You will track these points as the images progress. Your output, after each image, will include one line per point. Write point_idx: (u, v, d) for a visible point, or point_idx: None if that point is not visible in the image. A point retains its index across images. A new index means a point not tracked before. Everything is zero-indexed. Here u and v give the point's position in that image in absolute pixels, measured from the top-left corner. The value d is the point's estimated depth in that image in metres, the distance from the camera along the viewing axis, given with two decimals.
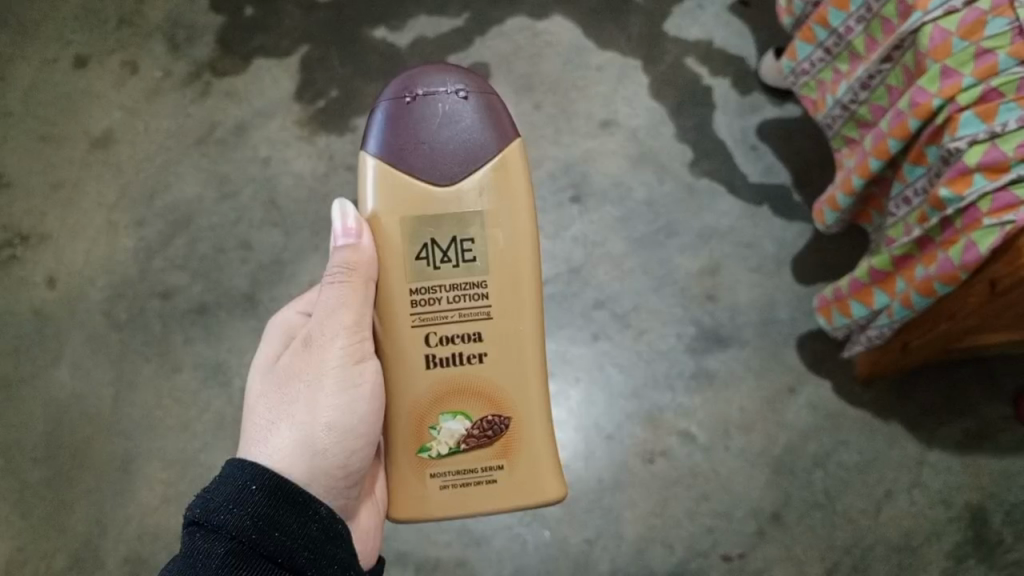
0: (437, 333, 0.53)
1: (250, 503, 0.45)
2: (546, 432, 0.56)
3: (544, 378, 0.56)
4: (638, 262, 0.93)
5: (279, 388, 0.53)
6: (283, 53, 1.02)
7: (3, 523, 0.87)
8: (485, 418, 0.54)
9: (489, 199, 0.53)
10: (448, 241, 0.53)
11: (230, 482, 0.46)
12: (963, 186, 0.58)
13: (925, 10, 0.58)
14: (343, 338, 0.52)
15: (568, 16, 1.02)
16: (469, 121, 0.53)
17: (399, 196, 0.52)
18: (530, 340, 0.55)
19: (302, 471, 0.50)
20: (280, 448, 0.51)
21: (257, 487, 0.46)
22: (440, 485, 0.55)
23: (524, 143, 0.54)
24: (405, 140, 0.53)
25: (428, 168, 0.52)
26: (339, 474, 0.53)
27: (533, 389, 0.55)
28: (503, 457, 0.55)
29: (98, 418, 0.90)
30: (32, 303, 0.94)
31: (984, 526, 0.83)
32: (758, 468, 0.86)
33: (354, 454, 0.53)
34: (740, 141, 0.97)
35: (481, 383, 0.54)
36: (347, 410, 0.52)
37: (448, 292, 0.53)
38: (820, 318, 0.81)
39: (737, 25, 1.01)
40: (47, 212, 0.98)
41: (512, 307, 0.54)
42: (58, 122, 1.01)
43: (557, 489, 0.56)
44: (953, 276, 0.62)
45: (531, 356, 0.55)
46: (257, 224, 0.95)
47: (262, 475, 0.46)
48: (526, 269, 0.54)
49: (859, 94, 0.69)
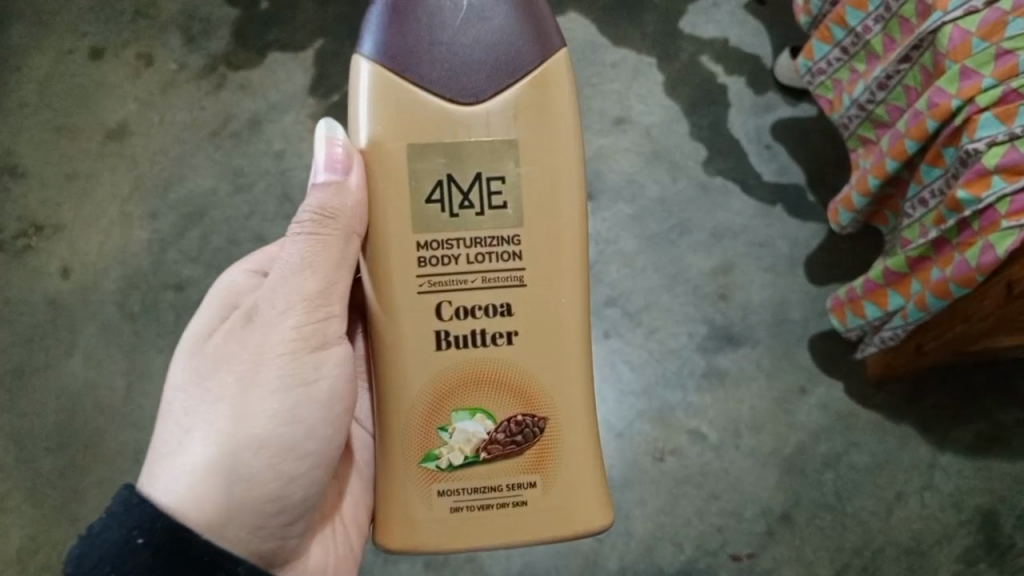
0: (450, 302, 0.51)
1: (132, 564, 0.45)
2: (588, 445, 0.54)
3: (582, 369, 0.54)
4: (650, 261, 0.93)
5: (202, 391, 0.51)
6: (299, 47, 1.02)
7: (15, 512, 0.87)
8: (513, 419, 0.52)
9: (521, 125, 0.50)
10: (471, 181, 0.50)
11: (119, 525, 0.46)
12: (981, 187, 0.58)
13: (945, 10, 0.58)
14: (298, 318, 0.51)
15: (583, 12, 1.02)
16: (498, 22, 0.49)
17: (410, 121, 0.50)
18: (569, 328, 0.53)
19: (218, 506, 0.50)
20: (191, 472, 0.49)
21: (143, 542, 0.46)
22: (450, 504, 0.52)
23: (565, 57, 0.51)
24: (416, 41, 0.49)
25: (442, 76, 0.49)
26: (272, 501, 0.51)
27: (568, 385, 0.53)
28: (536, 470, 0.53)
29: (110, 408, 0.90)
30: (46, 293, 0.95)
31: (996, 530, 0.83)
32: (769, 467, 0.86)
33: (292, 483, 0.52)
34: (754, 139, 0.97)
35: (507, 372, 0.52)
36: (286, 423, 0.51)
37: (467, 250, 0.51)
38: (833, 318, 0.81)
39: (752, 23, 1.01)
40: (62, 203, 0.98)
41: (546, 277, 0.52)
42: (73, 113, 1.01)
43: (596, 512, 0.54)
44: (970, 277, 0.62)
45: (573, 341, 0.53)
46: (271, 218, 0.96)
47: (151, 528, 0.46)
48: (562, 237, 0.52)
49: (877, 93, 0.68)
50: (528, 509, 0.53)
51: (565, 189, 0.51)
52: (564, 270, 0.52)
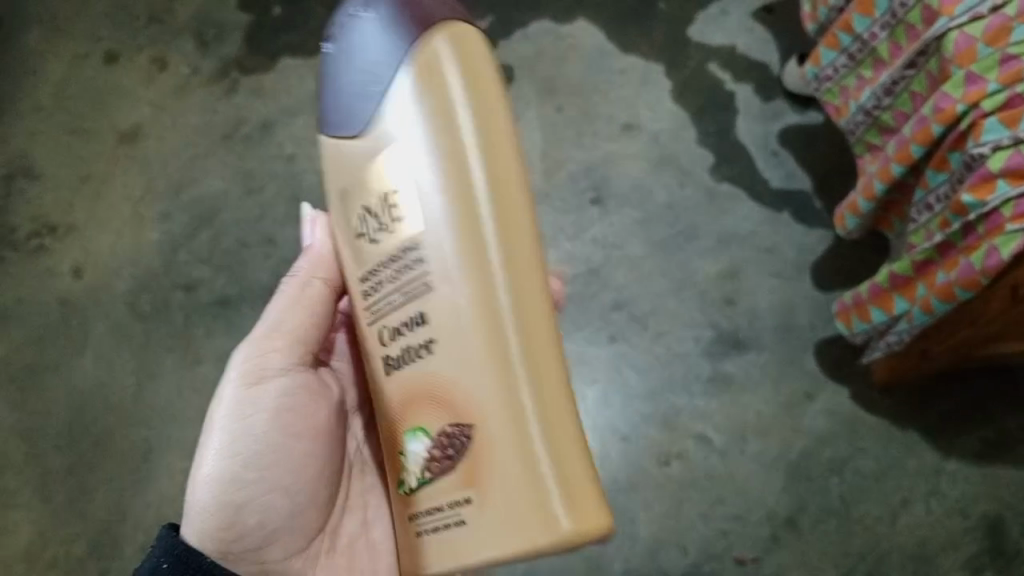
0: (386, 326, 0.45)
1: None
2: (549, 449, 0.41)
3: (511, 364, 0.42)
4: (657, 265, 0.93)
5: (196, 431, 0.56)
6: (311, 52, 1.03)
7: (24, 508, 0.88)
8: (445, 433, 0.43)
9: (410, 130, 0.43)
10: (377, 205, 0.45)
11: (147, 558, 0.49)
12: (985, 191, 0.58)
13: (951, 16, 0.58)
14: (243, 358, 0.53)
15: (592, 21, 1.03)
16: (367, 50, 0.44)
17: (332, 168, 0.47)
18: (482, 321, 0.42)
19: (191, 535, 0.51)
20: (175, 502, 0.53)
21: (167, 565, 0.49)
22: (418, 529, 0.45)
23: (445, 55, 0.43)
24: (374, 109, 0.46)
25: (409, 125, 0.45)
26: (229, 527, 0.51)
27: (495, 386, 0.42)
28: (472, 484, 0.42)
29: (120, 406, 0.91)
30: (59, 292, 0.96)
31: (1002, 537, 0.82)
32: (774, 472, 0.86)
33: (246, 510, 0.52)
34: (762, 146, 0.97)
35: (429, 386, 0.44)
36: (230, 452, 0.52)
37: (390, 266, 0.45)
38: (838, 322, 0.81)
39: (760, 31, 1.02)
40: (75, 204, 0.99)
41: (448, 272, 0.43)
42: (87, 116, 1.03)
43: (557, 522, 0.40)
44: (975, 280, 0.62)
45: (515, 339, 0.42)
46: (281, 221, 0.96)
47: (175, 554, 0.49)
48: (460, 221, 0.42)
49: (883, 99, 0.69)
50: (478, 531, 0.42)
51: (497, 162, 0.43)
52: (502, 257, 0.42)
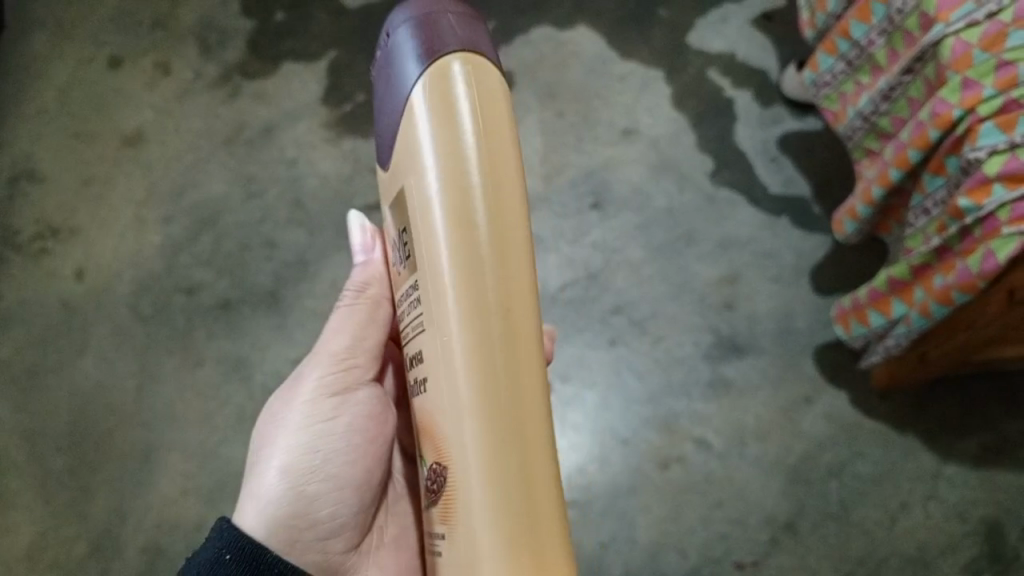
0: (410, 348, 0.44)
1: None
2: (508, 511, 0.36)
3: (479, 412, 0.37)
4: (657, 270, 0.94)
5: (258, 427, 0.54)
6: (313, 57, 1.04)
7: (24, 509, 0.88)
8: (435, 467, 0.41)
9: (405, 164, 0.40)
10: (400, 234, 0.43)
11: (208, 549, 0.47)
12: (982, 195, 0.59)
13: (948, 22, 0.59)
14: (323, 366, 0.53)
15: (592, 28, 1.04)
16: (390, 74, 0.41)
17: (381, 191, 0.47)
18: (453, 362, 0.37)
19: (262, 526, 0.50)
20: (242, 498, 0.51)
21: (231, 557, 0.47)
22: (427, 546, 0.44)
23: (436, 79, 0.38)
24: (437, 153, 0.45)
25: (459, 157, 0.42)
26: (301, 521, 0.51)
27: (464, 433, 0.37)
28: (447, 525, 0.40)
29: (121, 408, 0.91)
30: (61, 295, 0.96)
31: (1000, 541, 0.83)
32: (773, 476, 0.86)
33: (320, 505, 0.52)
34: (761, 152, 0.98)
35: (427, 416, 0.41)
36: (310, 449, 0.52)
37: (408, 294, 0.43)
38: (838, 326, 0.81)
39: (759, 38, 1.02)
40: (78, 207, 1.00)
41: (430, 308, 0.39)
42: (91, 120, 1.04)
43: None
44: (972, 284, 0.62)
45: (488, 391, 0.37)
46: (282, 224, 0.97)
47: (239, 545, 0.47)
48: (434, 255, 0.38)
49: (881, 105, 0.70)
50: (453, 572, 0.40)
51: (501, 220, 0.37)
52: (497, 326, 0.37)
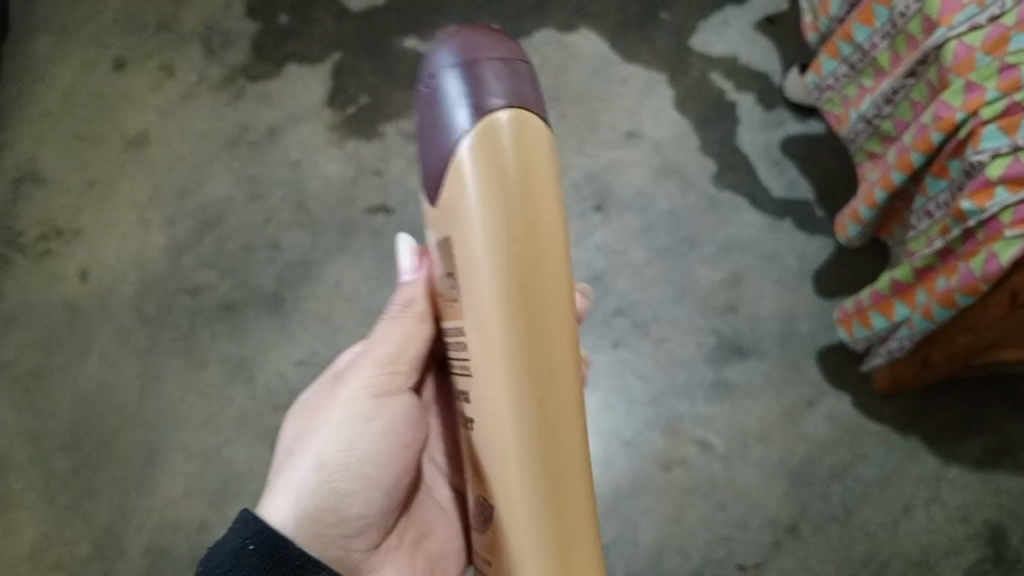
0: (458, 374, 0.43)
1: (250, 567, 0.44)
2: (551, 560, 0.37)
3: (526, 464, 0.37)
4: (660, 272, 0.94)
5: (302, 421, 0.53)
6: (316, 60, 1.04)
7: (28, 509, 0.88)
8: (480, 496, 0.41)
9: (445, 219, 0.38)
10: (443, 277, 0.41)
11: (232, 537, 0.45)
12: (985, 198, 0.59)
13: (950, 25, 0.59)
14: (370, 370, 0.51)
15: (595, 31, 1.04)
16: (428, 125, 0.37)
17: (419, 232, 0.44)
18: (501, 413, 0.37)
19: (292, 522, 0.49)
20: (273, 488, 0.50)
21: (254, 547, 0.45)
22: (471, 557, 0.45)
23: (483, 146, 0.35)
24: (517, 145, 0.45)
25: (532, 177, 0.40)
26: (329, 519, 0.50)
27: (511, 479, 0.37)
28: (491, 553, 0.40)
29: (125, 409, 0.91)
30: (65, 296, 0.96)
31: (1002, 544, 0.83)
32: (776, 478, 0.86)
33: (349, 501, 0.50)
34: (763, 155, 0.98)
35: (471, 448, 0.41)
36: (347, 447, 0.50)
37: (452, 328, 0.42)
38: (840, 329, 0.81)
39: (761, 42, 1.03)
40: (82, 209, 1.00)
41: (474, 356, 0.38)
42: (95, 122, 1.04)
43: None
44: (975, 287, 0.62)
45: (535, 443, 0.36)
46: (286, 226, 0.97)
47: (262, 535, 0.46)
48: (479, 308, 0.37)
49: (884, 108, 0.70)
50: None
51: (543, 285, 0.36)
52: (539, 394, 0.36)
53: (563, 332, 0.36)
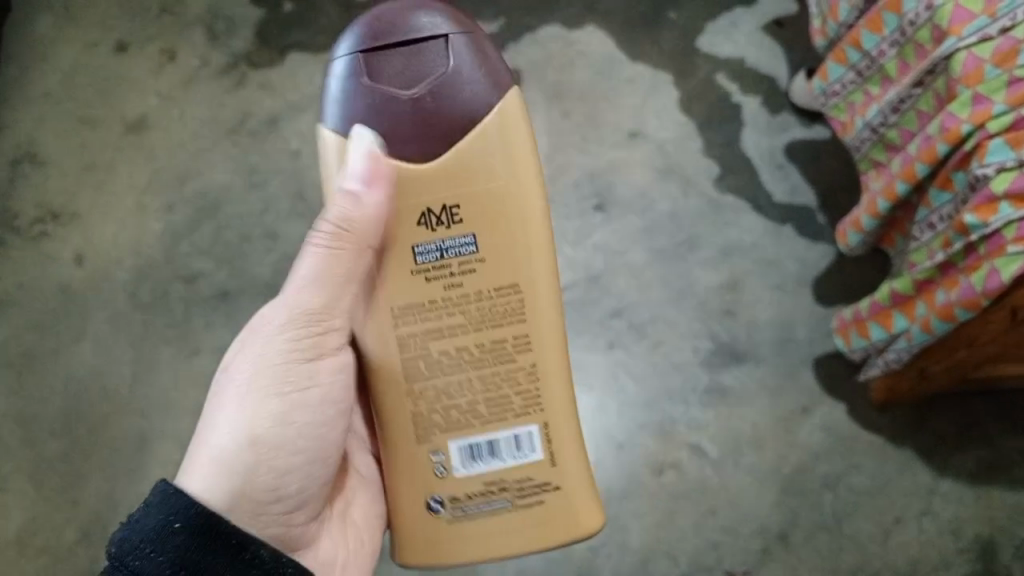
0: None
1: (173, 545, 0.45)
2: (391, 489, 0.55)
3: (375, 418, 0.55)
4: (657, 274, 0.93)
5: (220, 389, 0.53)
6: (319, 49, 1.04)
7: (17, 493, 0.88)
8: None
9: None
10: None
11: (158, 511, 0.46)
12: (988, 212, 0.58)
13: (960, 36, 0.58)
14: (295, 330, 0.52)
15: (602, 28, 1.04)
16: (392, 77, 0.50)
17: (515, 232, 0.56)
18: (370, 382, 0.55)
19: (221, 496, 0.50)
20: (205, 469, 0.50)
21: (180, 526, 0.46)
22: None
23: (375, 66, 0.50)
24: (486, 65, 0.51)
25: (398, 142, 0.50)
26: (269, 497, 0.52)
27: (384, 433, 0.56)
28: None
29: (116, 396, 0.91)
30: (59, 279, 0.96)
31: (993, 560, 0.82)
32: (767, 485, 0.86)
33: (287, 478, 0.52)
34: (767, 159, 0.97)
35: None
36: (280, 423, 0.52)
37: None
38: (838, 338, 0.81)
39: (770, 45, 1.02)
40: (79, 191, 1.00)
41: None
42: (95, 104, 1.03)
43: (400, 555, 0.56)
44: (975, 301, 0.62)
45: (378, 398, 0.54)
46: (284, 215, 0.97)
47: (188, 514, 0.46)
48: None
49: (890, 116, 0.69)
50: None
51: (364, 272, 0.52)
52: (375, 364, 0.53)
53: (385, 309, 0.52)
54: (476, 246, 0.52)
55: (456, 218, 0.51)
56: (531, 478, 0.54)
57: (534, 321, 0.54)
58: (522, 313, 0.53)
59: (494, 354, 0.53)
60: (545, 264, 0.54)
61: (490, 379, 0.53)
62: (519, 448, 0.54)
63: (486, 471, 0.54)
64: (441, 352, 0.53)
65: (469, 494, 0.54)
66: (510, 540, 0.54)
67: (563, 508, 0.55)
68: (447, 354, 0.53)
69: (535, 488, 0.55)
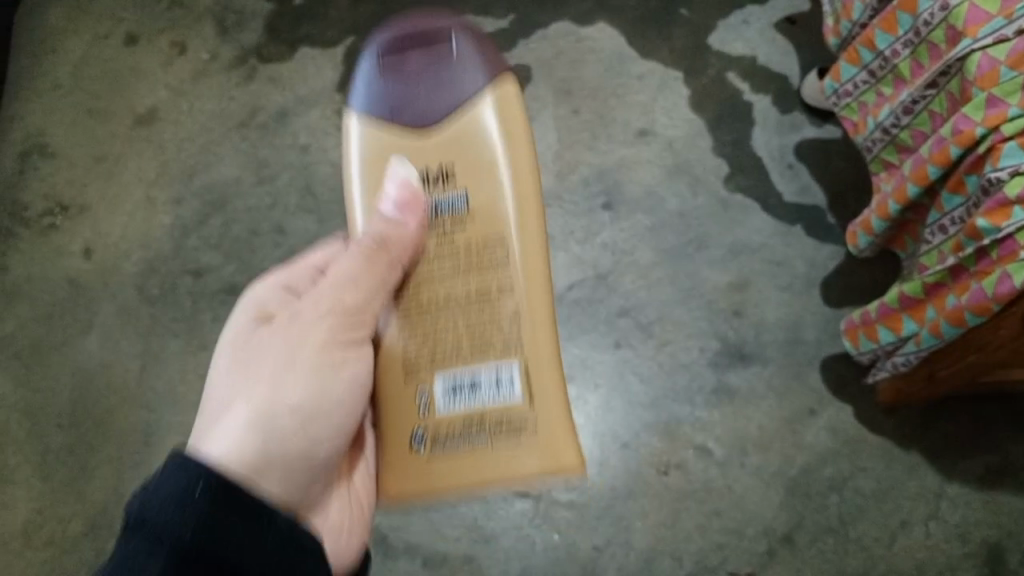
0: None
1: (198, 503, 0.44)
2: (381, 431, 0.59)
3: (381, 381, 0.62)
4: (665, 274, 0.93)
5: (247, 365, 0.53)
6: (329, 43, 1.03)
7: (25, 485, 0.88)
8: None
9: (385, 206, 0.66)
10: None
11: (181, 471, 0.45)
12: (1001, 217, 0.57)
13: (975, 38, 0.58)
14: (328, 316, 0.53)
15: (614, 23, 1.03)
16: (409, 66, 0.65)
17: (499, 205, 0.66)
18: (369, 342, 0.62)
19: (253, 461, 0.50)
20: (236, 436, 0.50)
21: (203, 485, 0.44)
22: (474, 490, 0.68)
23: (395, 58, 0.65)
24: (481, 59, 0.65)
25: (408, 112, 0.63)
26: (298, 466, 0.52)
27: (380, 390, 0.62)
28: None
29: (124, 389, 0.91)
30: (68, 272, 0.96)
31: (1000, 565, 0.82)
32: (772, 487, 0.85)
33: (320, 445, 0.53)
34: (778, 158, 0.97)
35: None
36: (314, 398, 0.53)
37: None
38: (846, 340, 0.80)
39: (783, 42, 1.01)
40: (88, 184, 1.00)
41: None
42: (105, 96, 1.03)
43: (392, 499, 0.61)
44: (986, 307, 0.61)
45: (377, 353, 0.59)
46: (292, 210, 0.96)
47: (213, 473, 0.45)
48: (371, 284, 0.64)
49: (902, 117, 0.68)
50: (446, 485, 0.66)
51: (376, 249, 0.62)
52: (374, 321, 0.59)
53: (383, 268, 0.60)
54: (468, 202, 0.60)
55: (449, 183, 0.61)
56: (510, 415, 0.57)
57: (517, 270, 0.59)
58: (506, 261, 0.59)
59: (480, 301, 0.59)
60: (529, 219, 0.61)
61: (474, 320, 0.58)
62: (502, 385, 0.57)
63: (467, 407, 0.57)
64: (431, 296, 0.58)
65: (452, 427, 0.57)
66: (489, 472, 0.56)
67: (539, 449, 0.56)
68: (437, 297, 0.58)
69: (514, 425, 0.57)
